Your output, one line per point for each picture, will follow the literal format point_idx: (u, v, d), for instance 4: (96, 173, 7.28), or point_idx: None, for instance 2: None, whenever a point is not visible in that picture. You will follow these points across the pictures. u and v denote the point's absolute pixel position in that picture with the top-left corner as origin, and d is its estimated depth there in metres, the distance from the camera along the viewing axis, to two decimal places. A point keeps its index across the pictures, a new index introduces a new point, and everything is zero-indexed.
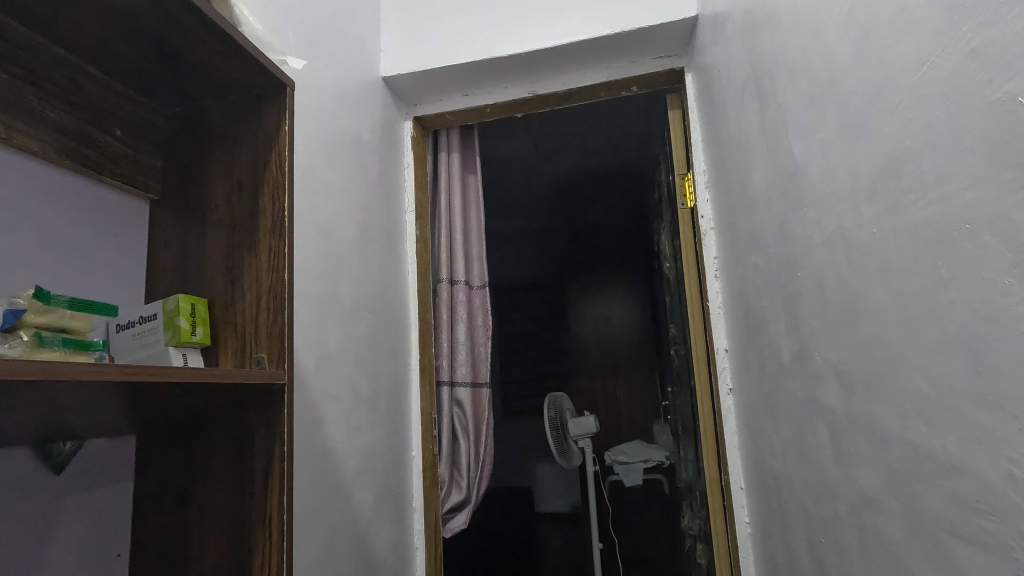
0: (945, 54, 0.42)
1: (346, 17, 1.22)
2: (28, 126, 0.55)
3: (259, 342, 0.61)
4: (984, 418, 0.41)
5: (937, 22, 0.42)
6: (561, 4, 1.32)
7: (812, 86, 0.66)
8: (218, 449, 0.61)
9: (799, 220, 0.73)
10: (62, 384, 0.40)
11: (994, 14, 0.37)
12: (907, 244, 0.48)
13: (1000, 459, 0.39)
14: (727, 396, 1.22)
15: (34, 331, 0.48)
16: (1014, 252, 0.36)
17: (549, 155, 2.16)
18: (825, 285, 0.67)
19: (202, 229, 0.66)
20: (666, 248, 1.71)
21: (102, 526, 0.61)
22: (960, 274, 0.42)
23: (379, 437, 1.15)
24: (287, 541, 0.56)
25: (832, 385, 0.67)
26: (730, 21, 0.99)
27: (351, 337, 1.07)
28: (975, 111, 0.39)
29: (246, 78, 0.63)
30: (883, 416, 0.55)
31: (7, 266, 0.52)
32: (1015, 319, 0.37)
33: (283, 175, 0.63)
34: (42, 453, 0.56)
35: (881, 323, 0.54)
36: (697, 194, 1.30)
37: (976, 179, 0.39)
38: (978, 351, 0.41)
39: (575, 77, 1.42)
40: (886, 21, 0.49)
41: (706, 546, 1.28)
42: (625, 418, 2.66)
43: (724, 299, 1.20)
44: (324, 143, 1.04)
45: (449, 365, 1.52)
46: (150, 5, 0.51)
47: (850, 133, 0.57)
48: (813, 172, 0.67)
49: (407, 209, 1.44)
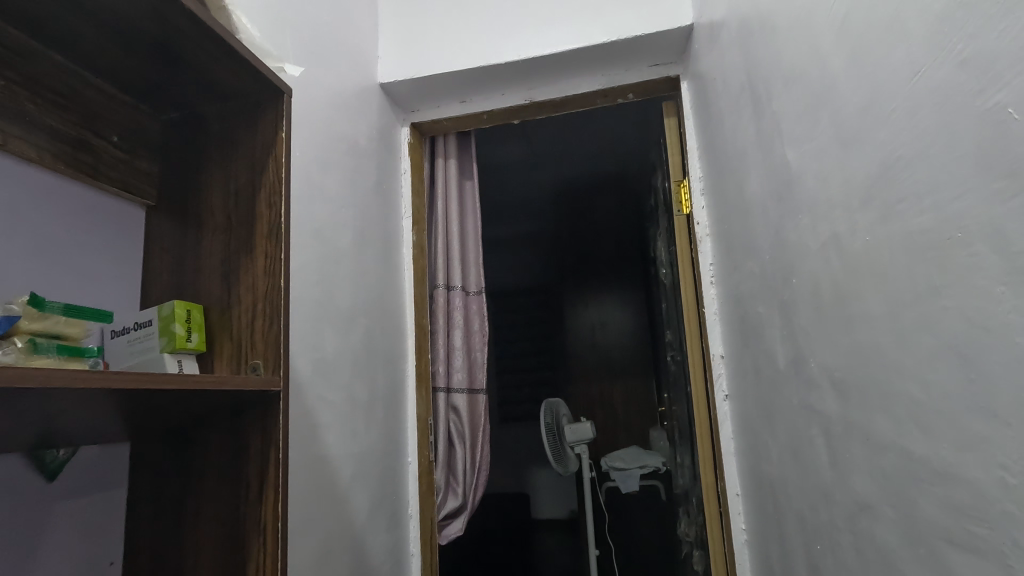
0: (936, 65, 0.42)
1: (344, 24, 1.22)
2: (25, 132, 0.55)
3: (254, 349, 0.61)
4: (977, 424, 0.41)
5: (929, 33, 0.43)
6: (557, 12, 1.33)
7: (806, 95, 0.67)
8: (213, 456, 0.61)
9: (794, 227, 0.74)
10: (55, 392, 0.39)
11: (984, 26, 0.37)
12: (901, 252, 0.49)
13: (993, 466, 0.40)
14: (724, 402, 1.22)
15: (29, 338, 0.47)
16: (1006, 260, 0.37)
17: (546, 162, 2.17)
18: (820, 292, 0.67)
19: (198, 235, 0.66)
20: (662, 254, 1.71)
21: (95, 534, 0.60)
22: (953, 282, 0.42)
23: (375, 444, 1.15)
24: (281, 548, 0.56)
25: (827, 392, 0.68)
26: (726, 29, 1.00)
27: (348, 343, 1.06)
28: (967, 120, 0.39)
29: (244, 84, 0.63)
30: (878, 423, 0.56)
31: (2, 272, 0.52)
32: (1007, 326, 0.37)
33: (280, 181, 0.63)
34: (35, 460, 0.55)
35: (875, 330, 0.54)
36: (693, 201, 1.31)
37: (967, 188, 0.40)
38: (970, 358, 0.41)
39: (572, 84, 1.42)
40: (878, 31, 0.50)
41: (703, 553, 1.28)
42: (622, 424, 2.66)
43: (720, 305, 1.21)
44: (321, 149, 1.04)
45: (445, 371, 1.52)
46: (147, 11, 0.51)
47: (843, 142, 0.58)
48: (808, 179, 0.68)
49: (404, 215, 1.44)
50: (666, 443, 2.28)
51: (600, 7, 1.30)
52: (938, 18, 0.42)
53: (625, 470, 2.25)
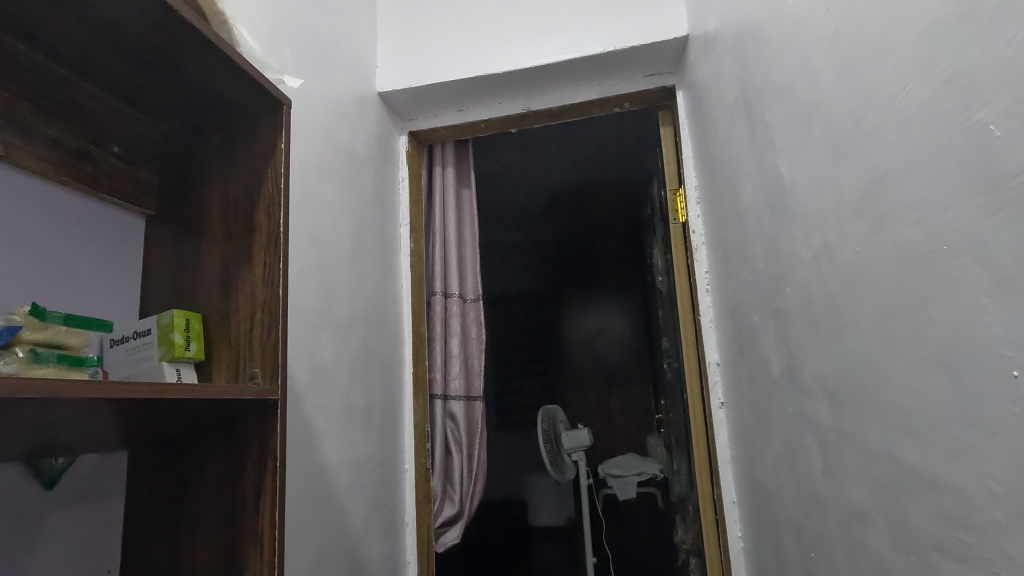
0: (922, 81, 0.43)
1: (343, 34, 1.23)
2: (26, 143, 0.56)
3: (252, 357, 0.61)
4: (964, 433, 0.42)
5: (914, 51, 0.44)
6: (554, 23, 1.34)
7: (797, 108, 0.68)
8: (210, 464, 0.61)
9: (787, 236, 0.75)
10: (56, 401, 0.40)
11: (967, 45, 0.38)
12: (890, 263, 0.50)
13: (980, 474, 0.40)
14: (719, 410, 1.23)
15: (30, 348, 0.48)
16: (990, 273, 0.38)
17: (543, 170, 2.18)
18: (812, 301, 0.68)
19: (197, 244, 0.67)
20: (658, 261, 1.72)
21: (92, 543, 0.60)
22: (940, 294, 0.43)
23: (372, 451, 1.15)
24: (278, 556, 0.56)
25: (821, 400, 0.68)
26: (720, 41, 1.01)
27: (345, 351, 1.07)
28: (951, 136, 0.40)
29: (243, 96, 0.64)
30: (870, 432, 0.56)
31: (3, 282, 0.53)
32: (992, 337, 0.38)
33: (279, 191, 0.64)
34: (34, 468, 0.55)
35: (866, 340, 0.55)
36: (689, 210, 1.32)
37: (952, 202, 0.41)
38: (957, 369, 0.42)
39: (569, 94, 1.44)
40: (866, 47, 0.51)
41: (699, 560, 1.28)
42: (619, 431, 2.66)
43: (716, 313, 1.21)
44: (320, 158, 1.05)
45: (442, 378, 1.52)
46: (149, 25, 0.52)
47: (834, 154, 0.59)
48: (800, 190, 0.69)
49: (401, 222, 1.45)
50: (663, 450, 2.28)
51: (596, 19, 1.32)
52: (923, 36, 0.43)
53: (622, 476, 2.19)
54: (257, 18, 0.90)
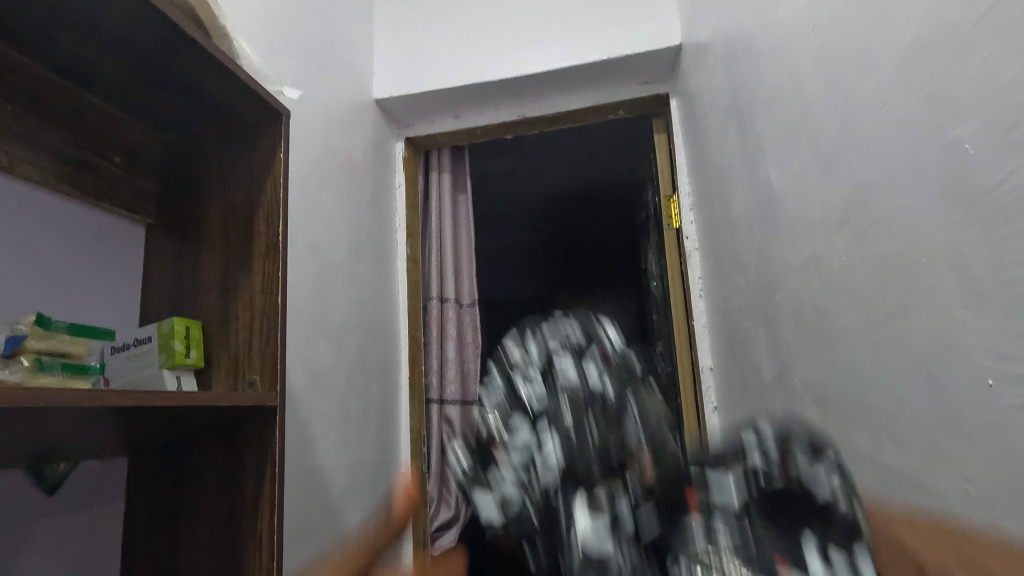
0: (902, 99, 0.45)
1: (340, 42, 1.25)
2: (29, 155, 0.57)
3: (251, 364, 0.62)
4: (944, 438, 0.43)
5: (895, 69, 0.45)
6: (549, 31, 1.36)
7: (786, 119, 0.69)
8: (209, 470, 0.62)
9: (777, 244, 0.76)
10: (62, 409, 0.41)
11: (944, 65, 0.40)
12: (873, 273, 0.51)
13: (957, 479, 0.42)
14: (713, 413, 1.24)
15: (34, 357, 0.49)
16: (966, 285, 0.39)
17: (539, 175, 2.20)
18: (801, 309, 0.70)
19: (197, 253, 0.68)
20: (653, 266, 1.74)
21: (93, 548, 0.61)
22: (919, 303, 0.45)
23: (368, 456, 1.16)
24: (276, 561, 0.57)
25: (809, 406, 0.70)
26: (712, 51, 1.03)
27: (342, 356, 1.08)
28: (930, 152, 0.42)
29: (243, 107, 0.65)
30: (855, 436, 0.58)
31: (7, 293, 0.54)
32: (968, 346, 0.39)
33: (278, 201, 0.65)
34: (36, 474, 0.56)
35: (852, 347, 0.57)
36: (682, 216, 1.34)
37: (930, 215, 0.42)
38: (937, 376, 0.43)
39: (564, 101, 1.45)
40: (849, 63, 0.53)
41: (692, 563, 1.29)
42: None
43: (709, 318, 1.23)
44: (317, 165, 1.06)
45: (438, 383, 1.53)
46: (152, 39, 0.53)
47: (820, 165, 0.61)
48: (789, 200, 0.70)
49: (398, 228, 1.46)
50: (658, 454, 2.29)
51: (591, 27, 1.33)
52: (904, 54, 0.44)
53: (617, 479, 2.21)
54: (255, 27, 0.91)
